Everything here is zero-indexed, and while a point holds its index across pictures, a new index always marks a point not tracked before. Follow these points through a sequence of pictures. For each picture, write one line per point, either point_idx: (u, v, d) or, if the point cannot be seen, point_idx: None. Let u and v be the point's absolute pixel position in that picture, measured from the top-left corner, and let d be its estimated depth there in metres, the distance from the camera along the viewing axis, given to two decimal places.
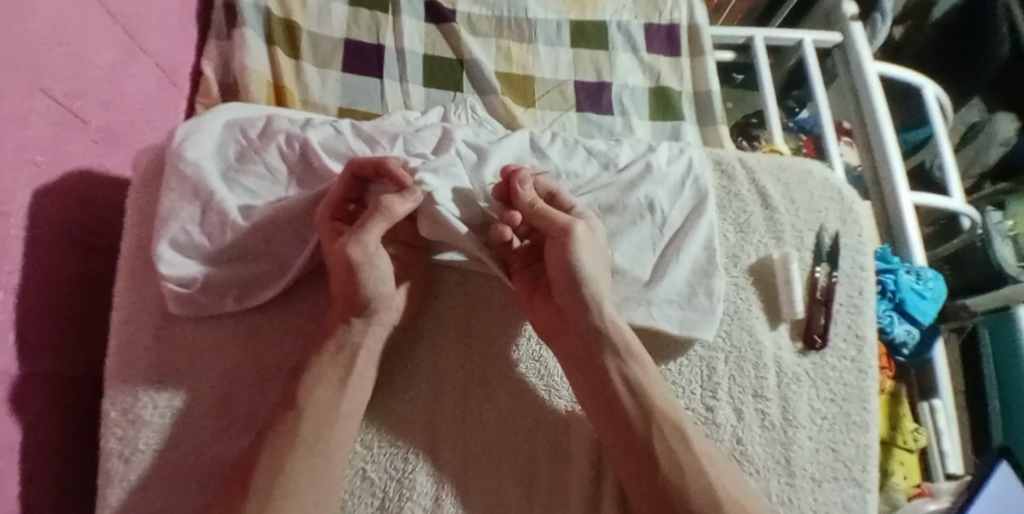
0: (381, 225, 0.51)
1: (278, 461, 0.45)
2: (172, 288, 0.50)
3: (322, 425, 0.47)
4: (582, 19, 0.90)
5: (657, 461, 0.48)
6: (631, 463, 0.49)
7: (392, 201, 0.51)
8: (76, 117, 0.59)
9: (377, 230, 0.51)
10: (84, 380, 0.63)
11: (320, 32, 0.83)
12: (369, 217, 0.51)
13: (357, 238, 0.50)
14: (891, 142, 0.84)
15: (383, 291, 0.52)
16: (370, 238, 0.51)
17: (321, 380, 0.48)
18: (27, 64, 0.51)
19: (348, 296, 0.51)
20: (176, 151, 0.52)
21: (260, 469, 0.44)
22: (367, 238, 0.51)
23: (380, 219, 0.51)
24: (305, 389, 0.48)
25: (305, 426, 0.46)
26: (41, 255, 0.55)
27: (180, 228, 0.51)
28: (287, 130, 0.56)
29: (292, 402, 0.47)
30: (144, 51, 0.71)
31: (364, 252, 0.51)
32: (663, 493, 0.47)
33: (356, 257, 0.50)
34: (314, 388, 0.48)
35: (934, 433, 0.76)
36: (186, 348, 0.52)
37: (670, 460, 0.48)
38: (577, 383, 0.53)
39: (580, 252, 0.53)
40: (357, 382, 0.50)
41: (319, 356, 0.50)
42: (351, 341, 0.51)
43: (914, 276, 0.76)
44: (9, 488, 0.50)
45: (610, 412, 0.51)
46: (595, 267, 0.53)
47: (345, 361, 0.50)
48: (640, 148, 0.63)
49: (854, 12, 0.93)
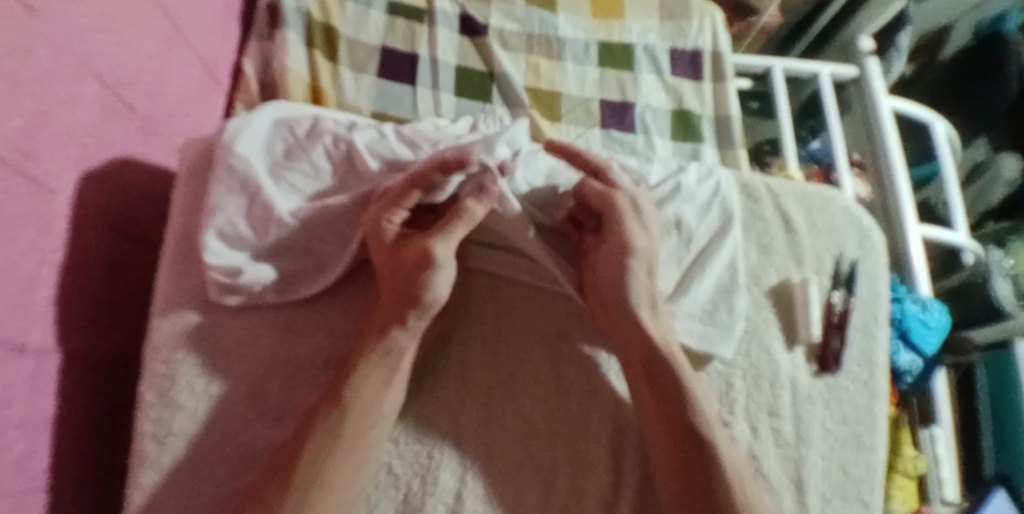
0: (463, 229, 0.54)
1: (321, 454, 0.47)
2: (214, 277, 0.52)
3: (362, 422, 0.49)
4: (609, 39, 0.93)
5: (703, 471, 0.50)
6: (675, 487, 0.50)
7: (471, 204, 0.54)
8: (122, 103, 0.61)
9: (461, 233, 0.54)
10: (113, 362, 0.64)
11: (357, 37, 0.85)
12: (450, 221, 0.54)
13: (440, 239, 0.53)
14: (901, 177, 0.87)
15: (438, 298, 0.53)
16: (452, 240, 0.53)
17: (365, 379, 0.50)
18: (83, 50, 0.54)
19: (401, 293, 0.52)
20: (227, 145, 0.54)
21: (303, 462, 0.46)
22: (451, 240, 0.53)
23: (460, 223, 0.54)
24: (351, 388, 0.49)
25: (349, 427, 0.48)
26: (83, 237, 0.58)
27: (226, 219, 0.53)
28: (334, 130, 0.57)
29: (336, 398, 0.49)
30: (189, 45, 0.73)
31: (447, 253, 0.53)
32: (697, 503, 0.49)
33: (438, 255, 0.52)
34: (360, 387, 0.49)
35: (932, 461, 0.77)
36: (226, 336, 0.53)
37: (715, 468, 0.50)
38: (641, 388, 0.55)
39: (636, 265, 0.56)
40: (397, 384, 0.51)
41: (364, 355, 0.51)
42: (398, 345, 0.51)
43: (919, 306, 0.79)
44: (39, 462, 0.52)
45: (659, 400, 0.53)
46: (645, 283, 0.56)
47: (390, 363, 0.51)
48: (670, 167, 0.66)
49: (871, 47, 0.98)
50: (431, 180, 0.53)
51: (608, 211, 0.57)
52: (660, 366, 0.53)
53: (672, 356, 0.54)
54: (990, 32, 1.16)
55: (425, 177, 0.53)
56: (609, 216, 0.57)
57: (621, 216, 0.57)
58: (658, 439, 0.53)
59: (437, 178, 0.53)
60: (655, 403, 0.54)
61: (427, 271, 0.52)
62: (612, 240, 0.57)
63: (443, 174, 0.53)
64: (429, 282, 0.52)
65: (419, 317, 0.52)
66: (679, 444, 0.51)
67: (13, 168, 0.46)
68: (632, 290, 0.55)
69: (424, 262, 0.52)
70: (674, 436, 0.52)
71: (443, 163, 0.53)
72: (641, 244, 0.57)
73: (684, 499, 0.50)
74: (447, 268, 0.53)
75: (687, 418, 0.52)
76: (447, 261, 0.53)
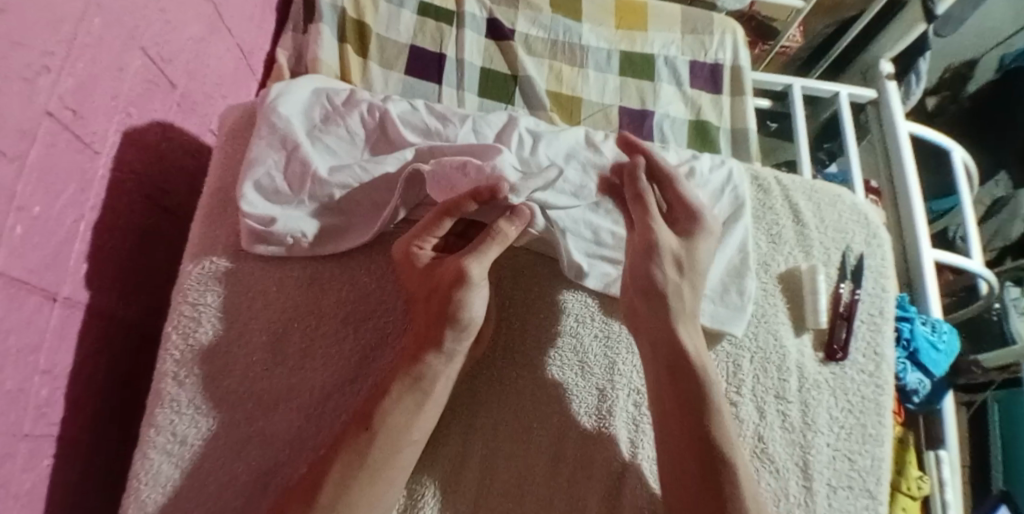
0: (496, 250, 0.54)
1: (345, 485, 0.47)
2: (249, 225, 0.54)
3: (390, 447, 0.49)
4: (632, 50, 0.96)
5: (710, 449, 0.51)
6: (681, 462, 0.52)
7: (503, 225, 0.54)
8: (163, 79, 0.65)
9: (494, 254, 0.54)
10: (134, 324, 0.66)
11: (388, 35, 0.89)
12: (483, 241, 0.54)
13: (474, 259, 0.53)
14: (916, 197, 0.87)
15: (473, 319, 0.53)
16: (487, 260, 0.54)
17: (398, 404, 0.50)
18: (132, 24, 0.58)
19: (439, 311, 0.53)
20: (269, 106, 0.58)
21: (328, 485, 0.46)
22: (486, 260, 0.54)
23: (493, 245, 0.54)
24: (382, 411, 0.50)
25: (376, 449, 0.48)
26: (117, 200, 0.60)
27: (264, 171, 0.56)
28: (369, 100, 0.61)
29: (366, 423, 0.49)
30: (228, 32, 0.77)
31: (481, 272, 0.53)
32: (699, 483, 0.51)
33: (472, 274, 0.53)
34: (388, 413, 0.50)
35: (936, 483, 0.76)
36: (250, 285, 0.55)
37: (720, 443, 0.52)
38: (649, 366, 0.56)
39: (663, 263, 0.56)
40: (430, 409, 0.52)
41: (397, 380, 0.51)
42: (432, 371, 0.52)
43: (929, 327, 0.79)
44: (57, 412, 0.54)
45: (675, 379, 0.54)
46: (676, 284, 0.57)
47: (422, 388, 0.51)
48: (685, 155, 0.67)
49: (891, 71, 0.99)
50: (461, 209, 0.53)
51: (639, 205, 0.59)
52: (687, 374, 0.54)
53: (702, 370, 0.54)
54: (1014, 66, 1.17)
55: (455, 207, 0.53)
56: (639, 213, 0.59)
57: (650, 215, 0.58)
58: (664, 411, 0.54)
59: (467, 205, 0.53)
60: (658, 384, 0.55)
61: (461, 288, 0.52)
62: (637, 236, 0.58)
63: (472, 203, 0.52)
64: (463, 299, 0.52)
65: (454, 339, 0.52)
66: (687, 430, 0.52)
67: (60, 126, 0.49)
68: (665, 281, 0.56)
69: (456, 279, 0.53)
70: (678, 407, 0.53)
71: (473, 196, 0.52)
72: (665, 243, 0.57)
73: (688, 474, 0.51)
74: (480, 289, 0.53)
75: (687, 393, 0.53)
76: (482, 281, 0.53)
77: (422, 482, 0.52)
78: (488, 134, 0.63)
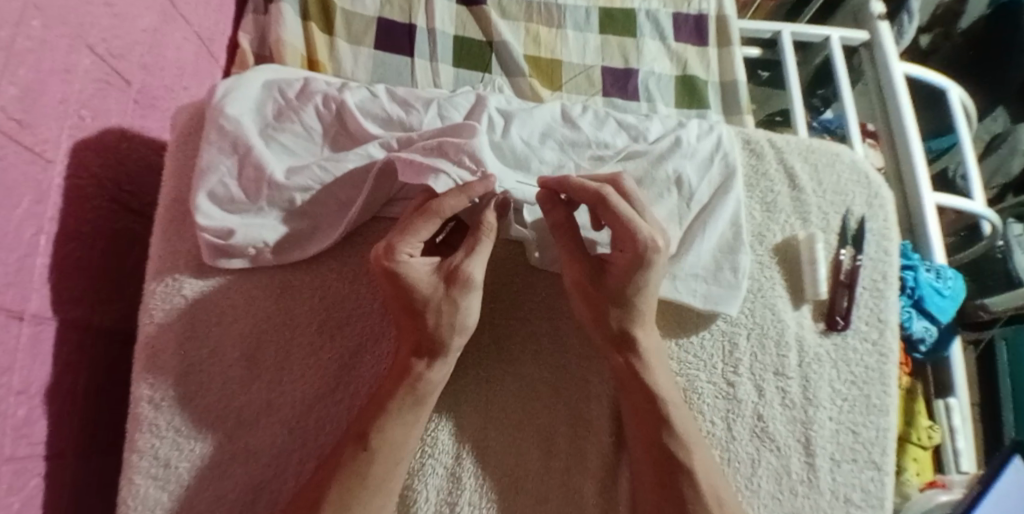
0: (489, 242, 0.52)
1: (344, 501, 0.45)
2: (208, 239, 0.52)
3: (389, 460, 0.48)
4: (611, 6, 0.90)
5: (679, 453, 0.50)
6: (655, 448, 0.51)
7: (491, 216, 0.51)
8: (116, 76, 0.61)
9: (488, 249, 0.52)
10: (113, 335, 0.64)
11: (354, 9, 0.84)
12: (475, 241, 0.51)
13: (470, 261, 0.51)
14: (914, 139, 0.84)
15: (467, 324, 0.51)
16: (484, 258, 0.51)
17: (394, 418, 0.48)
18: (75, 20, 0.54)
19: (415, 339, 0.51)
20: (217, 107, 0.54)
21: (325, 505, 0.45)
22: (484, 259, 0.51)
23: (486, 238, 0.51)
24: (375, 427, 0.47)
25: (374, 466, 0.47)
26: (80, 207, 0.58)
27: (218, 180, 0.52)
28: (324, 91, 0.57)
29: (363, 440, 0.47)
30: (184, 19, 0.72)
31: (481, 272, 0.51)
32: (682, 491, 0.49)
33: (473, 276, 0.50)
34: (384, 428, 0.48)
35: (947, 432, 0.75)
36: (217, 301, 0.53)
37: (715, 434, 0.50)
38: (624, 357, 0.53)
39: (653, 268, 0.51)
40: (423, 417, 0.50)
41: (389, 395, 0.49)
42: (427, 379, 0.50)
43: (933, 274, 0.75)
44: (39, 431, 0.52)
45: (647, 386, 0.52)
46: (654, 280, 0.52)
47: (415, 403, 0.49)
48: (670, 124, 0.63)
49: (882, 10, 0.93)
50: (450, 207, 0.49)
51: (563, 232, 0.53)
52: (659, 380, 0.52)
53: (645, 369, 0.52)
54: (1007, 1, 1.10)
55: (444, 205, 0.48)
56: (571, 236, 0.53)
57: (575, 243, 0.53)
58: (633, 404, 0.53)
59: (457, 201, 0.48)
60: (643, 375, 0.52)
61: (460, 292, 0.50)
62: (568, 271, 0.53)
63: (463, 198, 0.48)
64: (462, 303, 0.50)
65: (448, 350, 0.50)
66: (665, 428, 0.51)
67: (7, 137, 0.46)
68: (647, 293, 0.52)
69: (454, 282, 0.50)
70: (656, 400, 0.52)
71: (467, 193, 0.48)
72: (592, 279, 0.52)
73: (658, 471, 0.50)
74: (479, 289, 0.51)
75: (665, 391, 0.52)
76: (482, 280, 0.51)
77: (415, 487, 0.51)
78: (456, 116, 0.58)
